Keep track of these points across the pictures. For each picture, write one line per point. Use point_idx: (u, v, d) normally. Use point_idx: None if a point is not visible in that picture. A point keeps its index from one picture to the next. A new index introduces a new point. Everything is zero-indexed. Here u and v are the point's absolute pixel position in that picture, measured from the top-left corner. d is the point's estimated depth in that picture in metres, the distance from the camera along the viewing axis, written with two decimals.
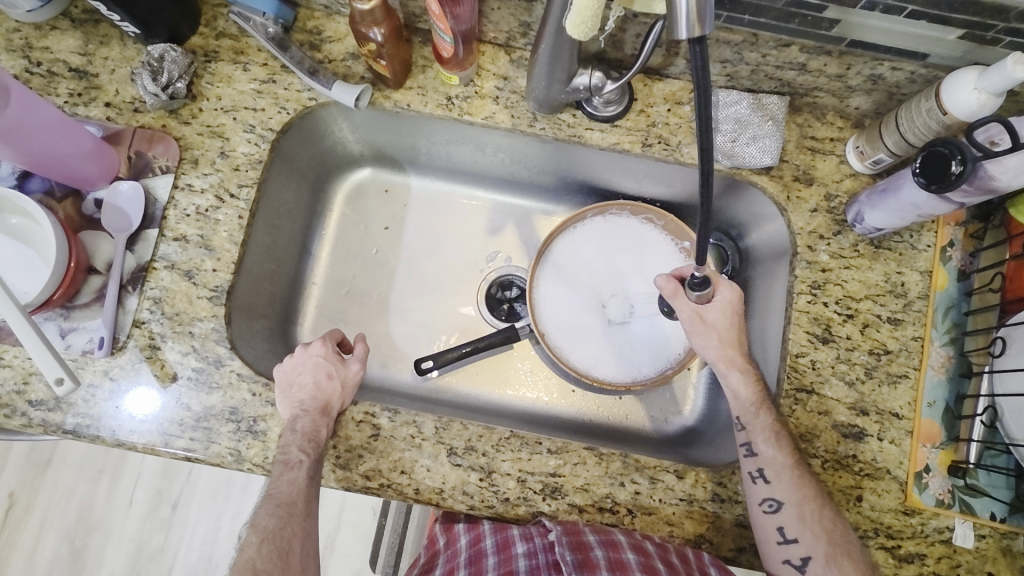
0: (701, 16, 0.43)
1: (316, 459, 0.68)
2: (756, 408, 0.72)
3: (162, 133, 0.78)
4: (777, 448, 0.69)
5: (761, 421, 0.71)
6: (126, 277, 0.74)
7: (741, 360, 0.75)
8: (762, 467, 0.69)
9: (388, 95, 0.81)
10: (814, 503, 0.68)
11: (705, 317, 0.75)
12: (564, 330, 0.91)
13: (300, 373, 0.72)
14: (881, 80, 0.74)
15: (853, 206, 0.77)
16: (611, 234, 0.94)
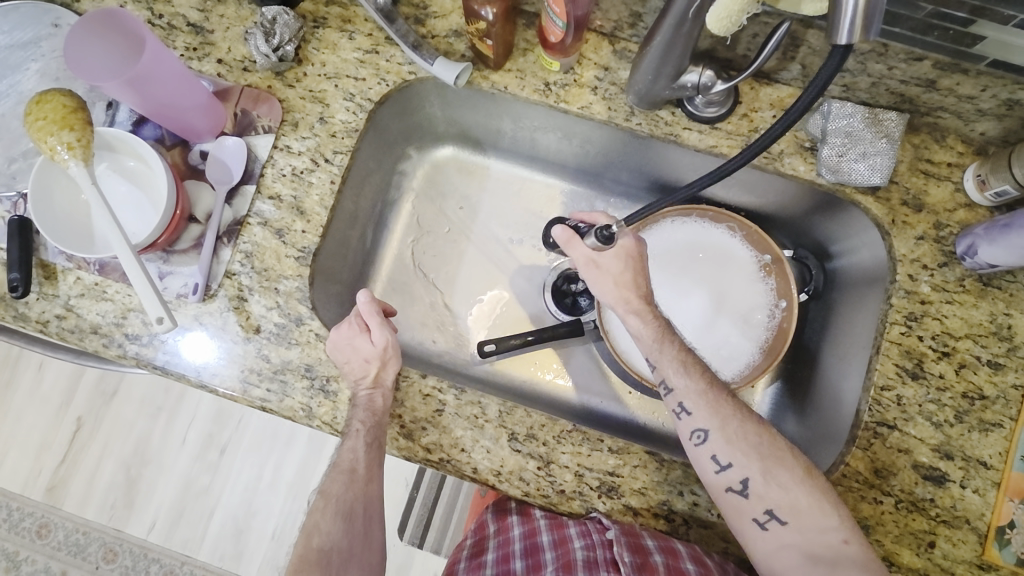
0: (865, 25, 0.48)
1: (380, 425, 0.69)
2: (659, 344, 0.73)
3: (268, 93, 0.80)
4: (687, 375, 0.72)
5: (666, 356, 0.73)
6: (222, 229, 0.77)
7: (641, 301, 0.75)
8: (681, 401, 0.71)
9: (486, 75, 0.81)
10: (737, 421, 0.70)
11: (601, 263, 0.75)
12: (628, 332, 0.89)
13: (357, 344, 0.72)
14: (1018, 106, 0.68)
15: (965, 238, 0.72)
16: (690, 239, 0.90)
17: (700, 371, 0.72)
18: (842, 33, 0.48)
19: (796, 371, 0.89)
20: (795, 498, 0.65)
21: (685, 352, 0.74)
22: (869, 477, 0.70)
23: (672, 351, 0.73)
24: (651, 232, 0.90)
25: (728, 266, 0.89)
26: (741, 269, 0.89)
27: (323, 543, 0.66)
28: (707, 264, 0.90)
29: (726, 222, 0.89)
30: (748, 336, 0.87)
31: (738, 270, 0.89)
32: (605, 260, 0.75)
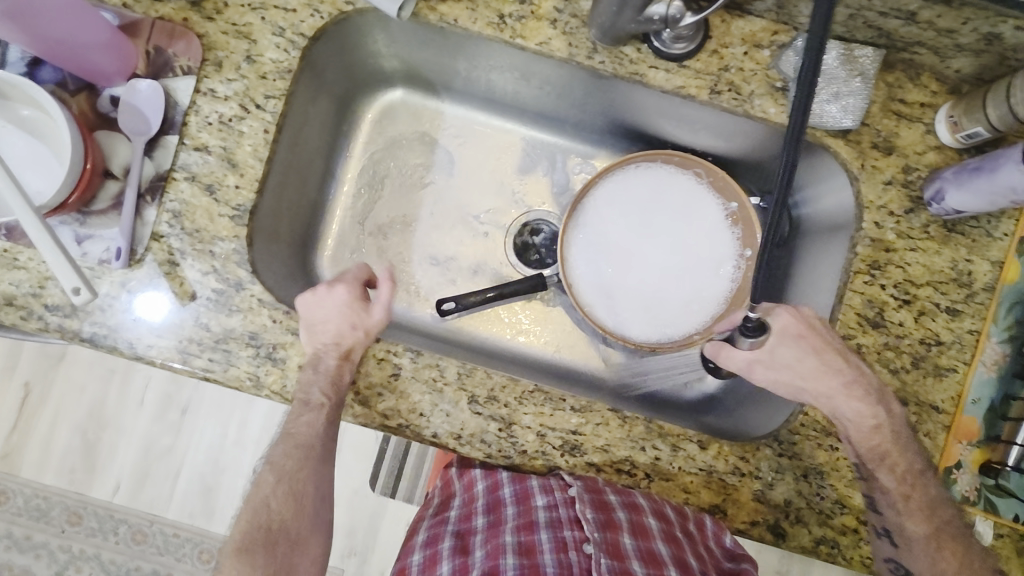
0: None
1: (340, 411, 0.67)
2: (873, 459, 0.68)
3: (184, 28, 0.70)
4: (902, 512, 0.68)
5: (880, 479, 0.69)
6: (144, 186, 0.69)
7: (829, 376, 0.68)
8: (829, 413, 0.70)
9: (434, 6, 0.72)
10: (870, 431, 0.68)
11: (770, 357, 0.71)
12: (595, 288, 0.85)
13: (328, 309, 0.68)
14: (997, 41, 0.65)
15: (931, 183, 0.70)
16: (654, 185, 0.86)
17: (922, 509, 0.68)
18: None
19: None
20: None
21: (909, 484, 0.68)
22: (825, 425, 0.72)
23: (888, 483, 0.68)
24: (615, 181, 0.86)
25: (693, 213, 0.86)
26: (706, 217, 0.86)
27: (268, 521, 0.67)
28: (674, 211, 0.86)
29: (691, 167, 0.85)
30: (712, 287, 0.85)
31: (701, 219, 0.86)
32: (776, 351, 0.70)
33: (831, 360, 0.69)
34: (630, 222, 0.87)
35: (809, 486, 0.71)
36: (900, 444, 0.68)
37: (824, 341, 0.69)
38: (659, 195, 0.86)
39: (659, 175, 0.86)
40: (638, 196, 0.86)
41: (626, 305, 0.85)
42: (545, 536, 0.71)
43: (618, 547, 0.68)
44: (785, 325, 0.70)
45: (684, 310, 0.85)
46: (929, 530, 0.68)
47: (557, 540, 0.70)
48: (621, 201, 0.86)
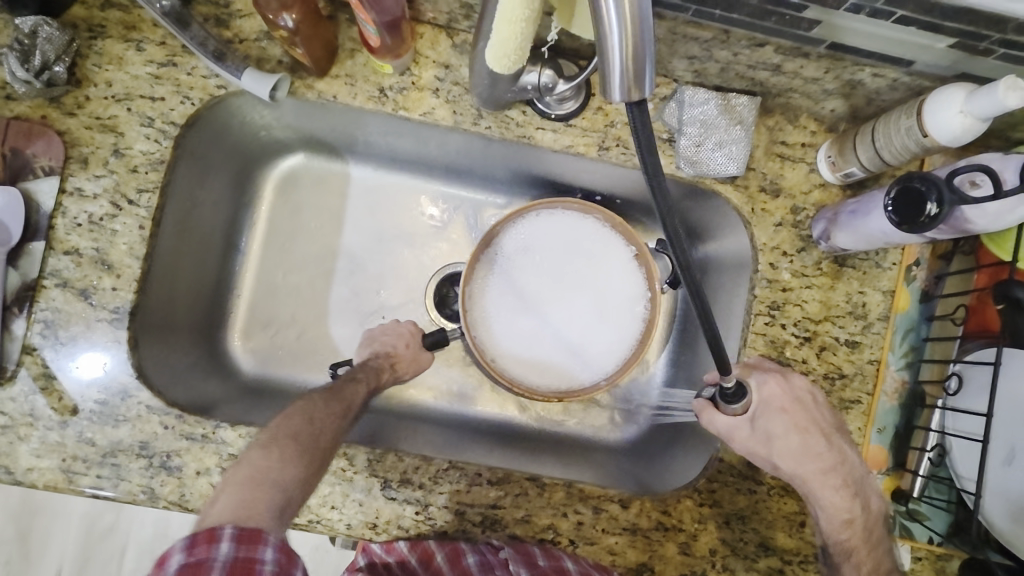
0: (640, 73, 0.38)
1: (345, 417, 0.64)
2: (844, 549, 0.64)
3: (43, 126, 0.66)
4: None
5: (844, 572, 0.65)
6: (10, 298, 0.65)
7: (815, 459, 0.65)
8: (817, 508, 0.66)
9: (310, 83, 0.70)
10: (846, 532, 0.65)
11: (752, 431, 0.66)
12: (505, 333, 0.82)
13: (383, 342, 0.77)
14: (860, 86, 0.67)
15: (819, 222, 0.72)
16: (563, 233, 0.83)
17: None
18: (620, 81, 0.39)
19: (680, 353, 0.87)
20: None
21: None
22: (741, 469, 0.73)
23: (851, 575, 0.64)
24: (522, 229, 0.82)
25: (599, 259, 0.82)
26: (614, 260, 0.82)
27: None
28: (583, 258, 0.83)
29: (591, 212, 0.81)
30: (623, 332, 0.81)
31: (608, 265, 0.82)
32: (759, 421, 0.66)
33: (814, 441, 0.65)
34: (540, 274, 0.83)
35: (733, 532, 0.71)
36: (868, 536, 0.65)
37: (807, 418, 0.66)
38: (564, 240, 0.83)
39: (567, 221, 0.82)
40: (547, 245, 0.83)
41: (541, 359, 0.82)
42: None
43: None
44: (770, 395, 0.66)
45: (596, 361, 0.81)
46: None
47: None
48: (529, 253, 0.83)
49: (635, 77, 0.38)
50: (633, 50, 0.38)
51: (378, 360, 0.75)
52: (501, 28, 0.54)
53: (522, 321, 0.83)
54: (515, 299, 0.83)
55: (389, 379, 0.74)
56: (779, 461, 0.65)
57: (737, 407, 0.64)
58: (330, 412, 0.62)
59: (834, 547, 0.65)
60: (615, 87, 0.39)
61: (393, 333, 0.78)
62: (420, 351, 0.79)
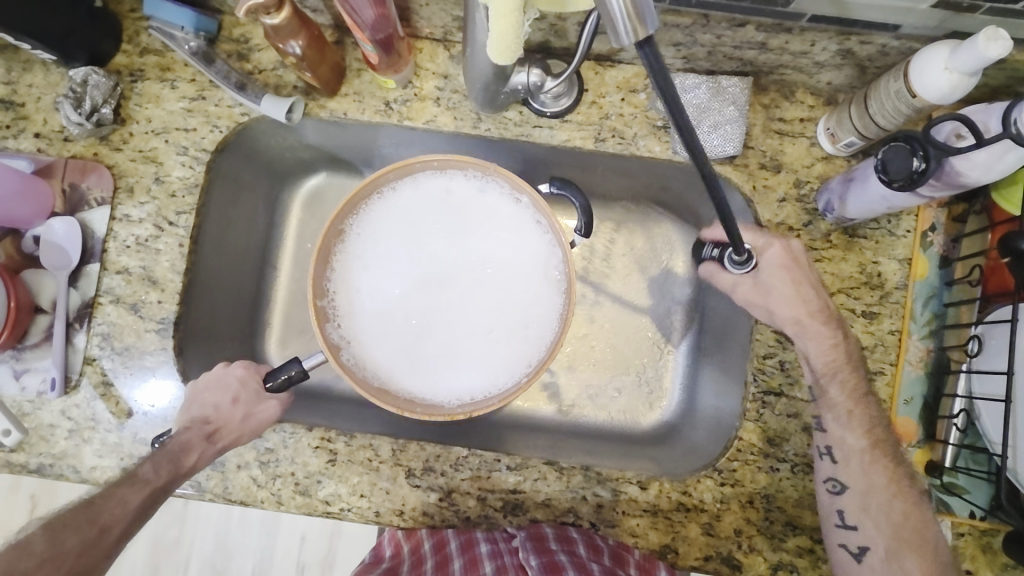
0: (641, 16, 0.38)
1: (97, 549, 0.58)
2: (830, 378, 0.67)
3: (95, 162, 0.75)
4: (848, 428, 0.67)
5: (831, 396, 0.68)
6: (72, 315, 0.73)
7: (815, 320, 0.67)
8: (829, 443, 0.68)
9: (323, 104, 0.76)
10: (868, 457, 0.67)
11: (752, 283, 0.68)
12: (381, 336, 0.75)
13: (222, 385, 0.70)
14: (851, 55, 0.67)
15: (823, 194, 0.72)
16: (425, 205, 0.74)
17: (865, 426, 0.67)
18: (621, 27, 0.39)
19: (704, 338, 0.86)
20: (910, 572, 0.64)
21: (855, 399, 0.67)
22: (762, 447, 0.72)
23: (837, 396, 0.67)
24: (381, 215, 0.74)
25: (485, 220, 0.74)
26: (505, 218, 0.74)
27: None
28: (453, 232, 0.75)
29: (465, 167, 0.72)
30: (532, 304, 0.73)
31: (490, 229, 0.74)
32: (761, 276, 0.68)
33: (807, 291, 0.67)
34: (396, 261, 0.76)
35: (757, 511, 0.71)
36: (852, 360, 0.67)
37: (804, 274, 0.67)
38: (423, 215, 0.75)
39: (436, 188, 0.74)
40: (403, 223, 0.75)
41: (411, 360, 0.74)
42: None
43: (555, 564, 0.62)
44: (770, 252, 0.67)
45: (484, 353, 0.74)
46: (868, 445, 0.67)
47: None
48: (381, 238, 0.75)
49: (638, 18, 0.38)
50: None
51: (191, 433, 0.66)
52: (498, 24, 0.53)
53: (384, 321, 0.75)
54: (368, 295, 0.75)
55: (198, 459, 0.65)
56: (775, 309, 0.67)
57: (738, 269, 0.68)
58: (44, 559, 0.55)
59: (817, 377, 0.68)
60: (620, 32, 0.39)
61: (220, 386, 0.70)
62: (258, 402, 0.70)
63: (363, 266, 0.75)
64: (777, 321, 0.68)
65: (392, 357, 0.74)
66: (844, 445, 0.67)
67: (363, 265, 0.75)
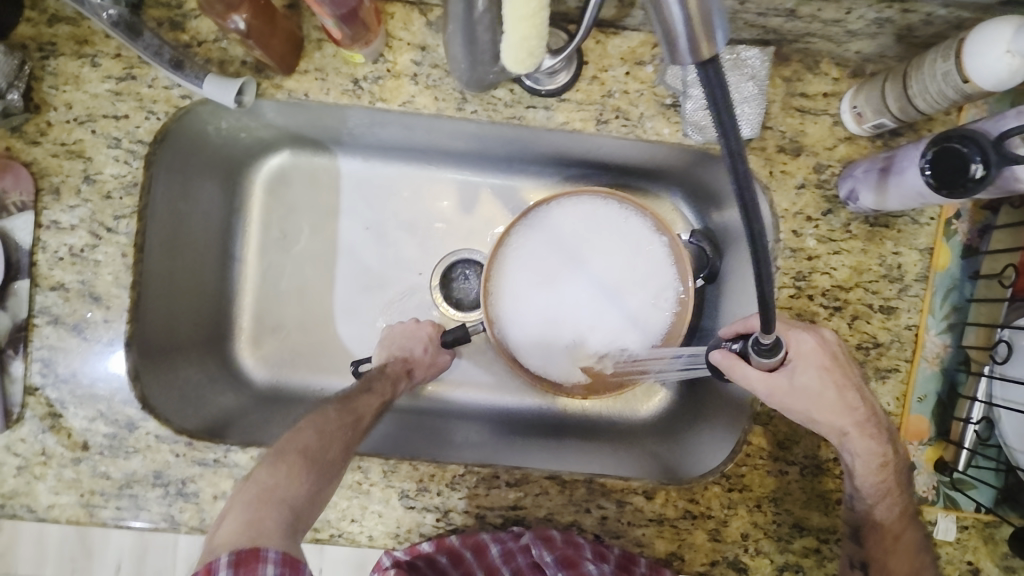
0: (709, 33, 0.37)
1: (357, 429, 0.64)
2: (875, 498, 0.64)
3: (8, 159, 0.63)
4: (892, 554, 0.62)
5: (878, 515, 0.64)
6: (3, 340, 0.64)
7: (855, 427, 0.63)
8: (864, 560, 0.64)
9: (279, 83, 0.65)
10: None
11: (789, 385, 0.61)
12: (529, 324, 0.85)
13: (412, 338, 0.81)
14: (889, 24, 0.59)
15: (846, 181, 0.65)
16: (591, 220, 0.84)
17: (910, 555, 0.62)
18: (682, 54, 0.38)
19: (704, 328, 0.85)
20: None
21: (903, 522, 0.63)
22: (772, 451, 0.69)
23: (885, 516, 0.64)
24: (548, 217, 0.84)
25: (629, 246, 0.84)
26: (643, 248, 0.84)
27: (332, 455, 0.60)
28: (610, 247, 0.85)
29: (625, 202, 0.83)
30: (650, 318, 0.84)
31: (637, 251, 0.83)
32: (796, 377, 0.62)
33: (850, 397, 0.63)
34: (554, 259, 0.85)
35: (764, 515, 0.69)
36: (898, 480, 0.64)
37: (845, 376, 0.63)
38: (578, 224, 0.85)
39: (598, 210, 0.84)
40: (557, 230, 0.85)
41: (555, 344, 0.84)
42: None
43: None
44: (807, 351, 0.62)
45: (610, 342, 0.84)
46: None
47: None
48: (543, 236, 0.85)
49: (706, 34, 0.37)
50: (699, 17, 0.37)
51: (395, 365, 0.77)
52: (514, 29, 0.47)
53: (535, 308, 0.85)
54: (524, 287, 0.84)
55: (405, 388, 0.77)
56: (818, 415, 0.62)
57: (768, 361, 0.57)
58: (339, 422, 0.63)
59: (861, 491, 0.64)
60: (684, 51, 0.38)
61: (414, 338, 0.81)
62: (438, 354, 0.82)
63: (523, 262, 0.85)
64: (819, 426, 0.63)
65: (537, 342, 0.84)
66: (889, 573, 0.62)
67: (523, 261, 0.85)
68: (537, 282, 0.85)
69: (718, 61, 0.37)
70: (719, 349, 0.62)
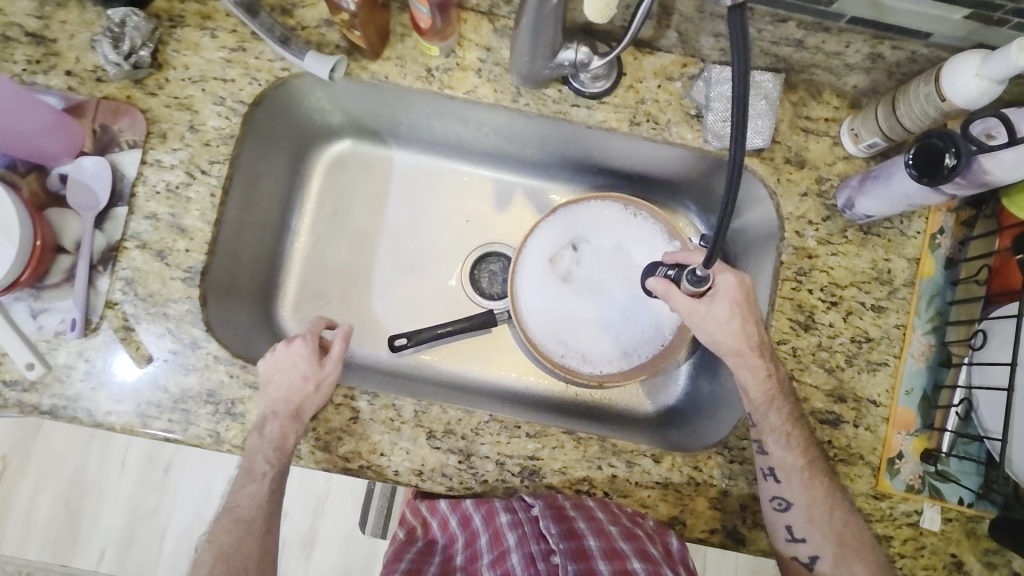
0: None
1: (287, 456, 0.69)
2: (767, 407, 0.71)
3: (128, 105, 0.74)
4: (788, 449, 0.70)
5: (770, 420, 0.71)
6: (96, 257, 0.72)
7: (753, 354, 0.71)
8: (772, 466, 0.71)
9: (365, 66, 0.77)
10: (801, 472, 0.70)
11: (705, 312, 0.71)
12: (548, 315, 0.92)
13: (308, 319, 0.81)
14: (881, 59, 0.71)
15: (842, 192, 0.75)
16: (609, 225, 0.94)
17: (802, 445, 0.71)
18: None
19: None
20: (848, 550, 0.69)
21: (792, 421, 0.71)
22: None
23: (776, 421, 0.71)
24: (569, 217, 0.94)
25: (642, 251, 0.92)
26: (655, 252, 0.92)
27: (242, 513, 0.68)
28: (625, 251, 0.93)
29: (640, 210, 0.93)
30: (654, 329, 0.92)
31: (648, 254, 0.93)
32: (713, 304, 0.71)
33: (749, 326, 0.71)
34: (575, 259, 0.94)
35: None
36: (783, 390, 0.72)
37: (747, 307, 0.72)
38: (598, 234, 0.94)
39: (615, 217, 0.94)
40: (577, 233, 0.94)
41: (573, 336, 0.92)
42: (517, 558, 0.67)
43: (584, 552, 0.64)
44: (728, 286, 0.71)
45: (616, 342, 0.92)
46: (805, 463, 0.70)
47: (526, 556, 0.67)
48: (565, 235, 0.93)
49: None
50: None
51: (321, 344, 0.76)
52: None
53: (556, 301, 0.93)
54: (546, 281, 0.93)
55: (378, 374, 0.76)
56: (723, 338, 0.71)
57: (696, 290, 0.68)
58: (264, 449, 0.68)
59: (755, 409, 0.71)
60: None
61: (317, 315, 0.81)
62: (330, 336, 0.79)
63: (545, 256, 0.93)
64: (722, 348, 0.72)
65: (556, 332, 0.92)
66: (785, 463, 0.70)
67: (544, 256, 0.93)
68: (556, 278, 0.93)
69: (747, 13, 0.44)
70: (656, 276, 0.72)
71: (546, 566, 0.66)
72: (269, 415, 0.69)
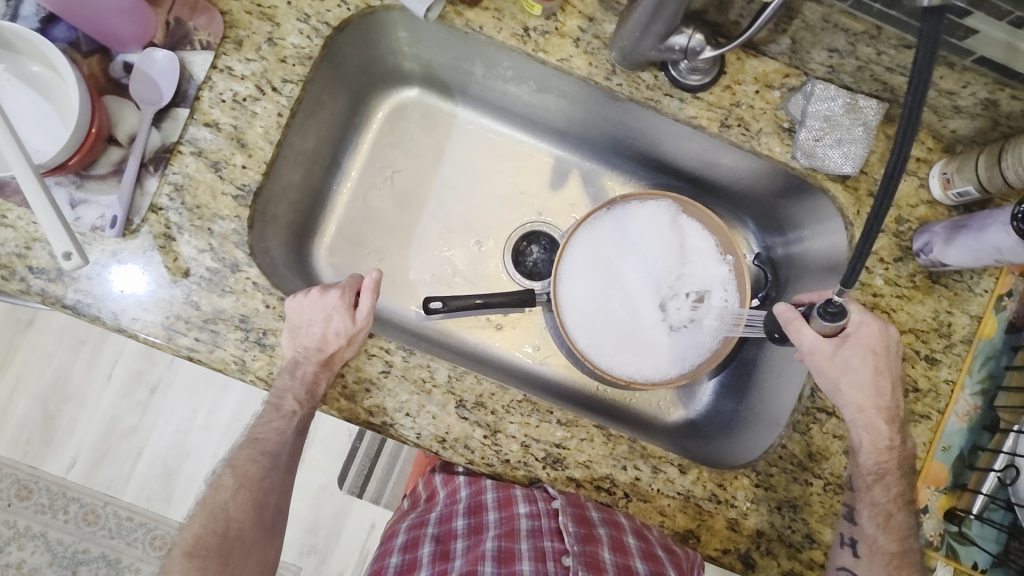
0: None
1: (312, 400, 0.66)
2: (875, 480, 0.69)
3: (207, 3, 0.70)
4: (882, 529, 0.69)
5: (873, 494, 0.70)
6: (148, 156, 0.68)
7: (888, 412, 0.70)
8: (854, 537, 0.70)
9: (460, 11, 0.74)
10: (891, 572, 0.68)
11: (839, 357, 0.69)
12: (585, 303, 0.86)
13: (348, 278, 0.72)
14: (994, 107, 0.68)
15: (923, 235, 0.73)
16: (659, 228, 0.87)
17: (899, 532, 0.69)
18: None
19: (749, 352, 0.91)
20: None
21: (897, 503, 0.69)
22: (802, 460, 0.74)
23: (880, 497, 0.69)
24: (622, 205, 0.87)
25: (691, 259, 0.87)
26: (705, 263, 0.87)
27: (268, 446, 0.68)
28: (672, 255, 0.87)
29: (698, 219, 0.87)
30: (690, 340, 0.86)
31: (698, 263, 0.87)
32: (846, 350, 0.69)
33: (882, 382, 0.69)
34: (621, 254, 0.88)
35: (782, 518, 0.72)
36: (901, 467, 0.70)
37: (886, 363, 0.70)
38: (656, 236, 0.87)
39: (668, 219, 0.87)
40: (631, 232, 0.88)
41: (605, 328, 0.86)
42: (525, 545, 0.70)
43: (595, 561, 0.67)
44: (868, 330, 0.69)
45: (649, 345, 0.86)
46: (894, 550, 0.68)
47: (536, 549, 0.70)
48: (615, 230, 0.87)
49: None
50: None
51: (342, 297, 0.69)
52: None
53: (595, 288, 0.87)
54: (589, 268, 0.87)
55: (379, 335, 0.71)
56: (844, 388, 0.69)
57: (829, 326, 0.67)
58: (296, 386, 0.66)
59: (858, 473, 0.71)
60: None
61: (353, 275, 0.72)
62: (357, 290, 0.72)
63: (589, 243, 0.87)
64: (843, 399, 0.70)
65: (589, 321, 0.85)
66: (873, 500, 0.69)
67: (589, 243, 0.87)
68: (599, 266, 0.87)
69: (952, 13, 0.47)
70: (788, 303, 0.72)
71: (555, 566, 0.68)
72: (302, 358, 0.66)
